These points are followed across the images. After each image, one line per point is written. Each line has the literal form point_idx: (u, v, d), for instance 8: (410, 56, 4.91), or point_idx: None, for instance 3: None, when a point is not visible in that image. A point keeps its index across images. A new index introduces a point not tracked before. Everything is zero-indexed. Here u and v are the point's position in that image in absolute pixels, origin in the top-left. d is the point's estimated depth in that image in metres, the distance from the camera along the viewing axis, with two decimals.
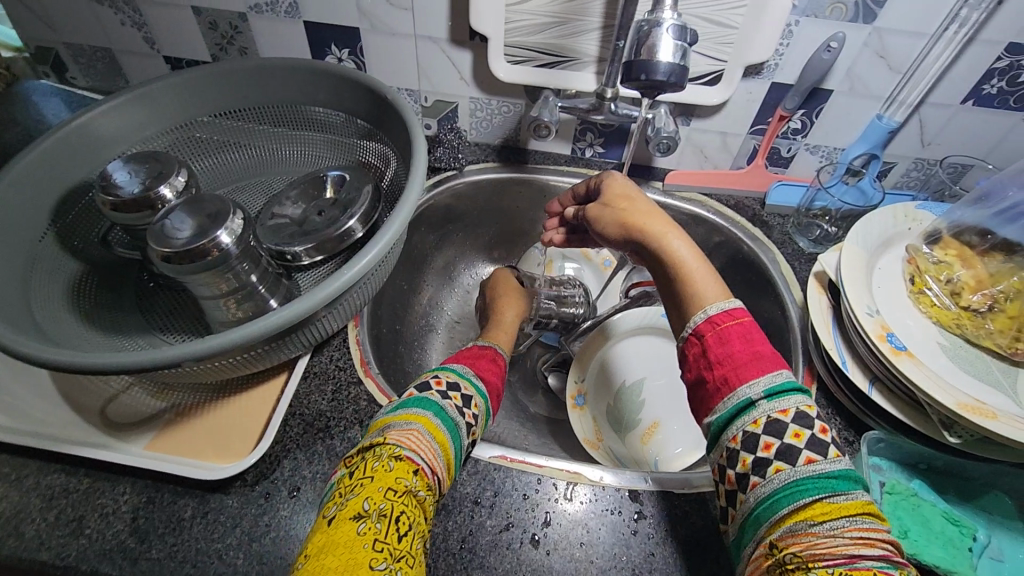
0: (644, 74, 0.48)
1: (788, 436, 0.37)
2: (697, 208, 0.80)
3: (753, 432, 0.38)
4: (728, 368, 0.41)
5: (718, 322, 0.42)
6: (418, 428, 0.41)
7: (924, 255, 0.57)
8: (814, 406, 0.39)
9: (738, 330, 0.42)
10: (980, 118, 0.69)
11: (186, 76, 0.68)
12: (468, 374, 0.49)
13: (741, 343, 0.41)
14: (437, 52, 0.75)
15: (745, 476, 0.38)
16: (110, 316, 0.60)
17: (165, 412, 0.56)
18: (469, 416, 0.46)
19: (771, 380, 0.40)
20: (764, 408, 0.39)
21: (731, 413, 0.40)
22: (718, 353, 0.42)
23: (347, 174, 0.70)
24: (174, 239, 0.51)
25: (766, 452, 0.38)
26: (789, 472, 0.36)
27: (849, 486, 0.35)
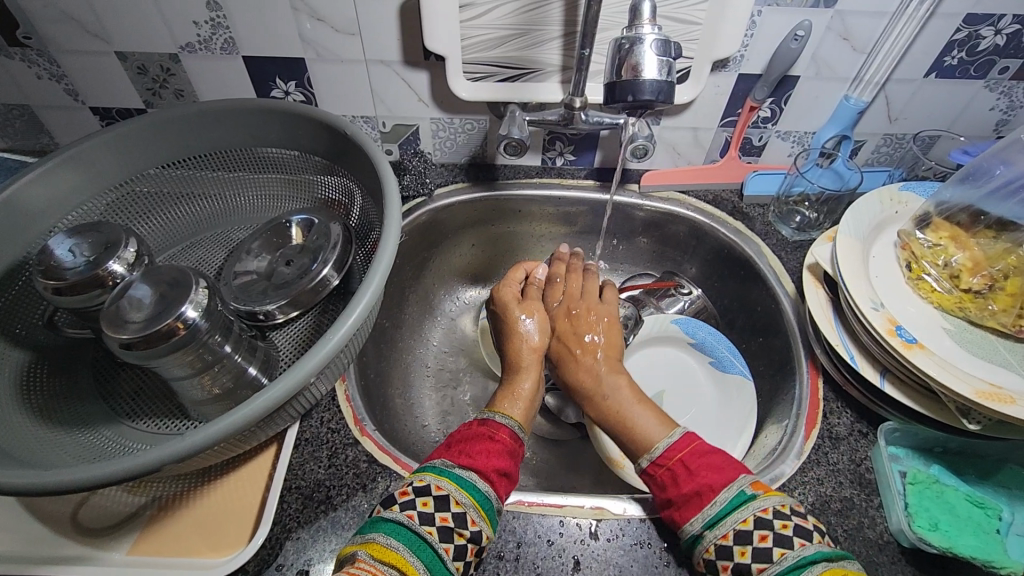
0: (631, 95, 0.47)
1: (775, 528, 0.42)
2: (675, 207, 0.79)
3: (723, 545, 0.43)
4: (682, 496, 0.47)
5: (666, 458, 0.49)
6: (363, 556, 0.40)
7: (917, 240, 0.57)
8: (788, 502, 0.44)
9: (683, 463, 0.48)
10: (944, 89, 0.68)
11: (121, 130, 0.61)
12: (446, 469, 0.47)
13: (688, 473, 0.47)
14: (391, 76, 0.70)
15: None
16: (67, 407, 0.54)
17: (146, 508, 0.50)
18: (442, 517, 0.43)
19: (716, 505, 0.45)
20: (710, 536, 0.44)
21: (719, 514, 0.44)
22: (682, 478, 0.48)
23: (313, 217, 0.66)
24: (130, 323, 0.45)
25: (740, 558, 0.42)
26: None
27: (800, 573, 0.39)
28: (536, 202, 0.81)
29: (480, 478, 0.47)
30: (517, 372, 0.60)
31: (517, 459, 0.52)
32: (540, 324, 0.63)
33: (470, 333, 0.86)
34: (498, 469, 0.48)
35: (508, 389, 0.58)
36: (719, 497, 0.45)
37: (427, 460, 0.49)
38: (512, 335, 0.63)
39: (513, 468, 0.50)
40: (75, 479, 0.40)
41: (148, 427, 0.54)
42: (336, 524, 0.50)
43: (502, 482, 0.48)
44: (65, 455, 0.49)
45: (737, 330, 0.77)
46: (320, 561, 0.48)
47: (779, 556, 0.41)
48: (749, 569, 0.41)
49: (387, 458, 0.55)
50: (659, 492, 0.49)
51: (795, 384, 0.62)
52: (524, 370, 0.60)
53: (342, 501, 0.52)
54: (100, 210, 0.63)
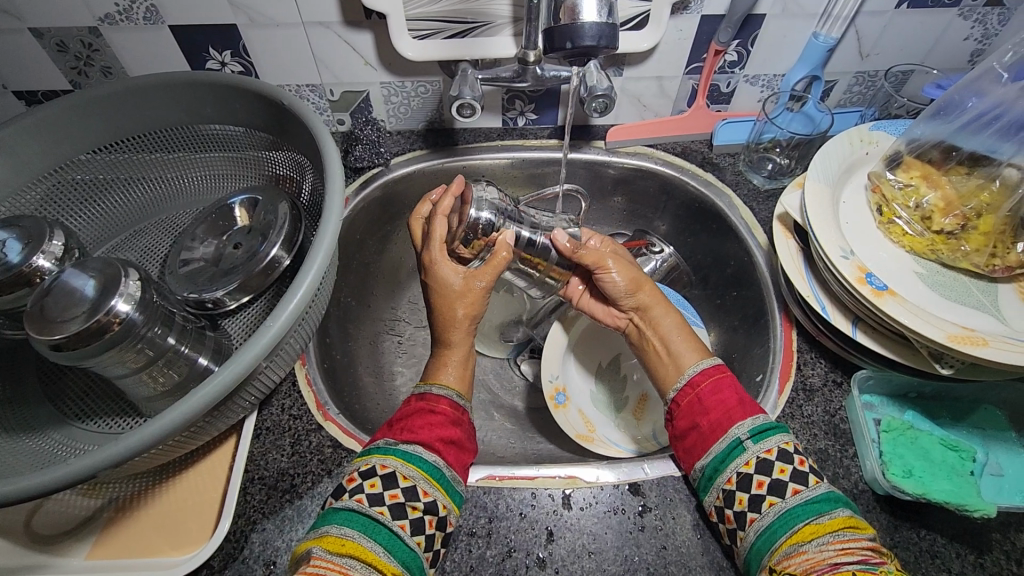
0: (570, 41, 0.44)
1: (773, 473, 0.43)
2: (643, 162, 0.75)
3: (767, 458, 0.44)
4: (725, 411, 0.48)
5: (712, 372, 0.51)
6: (316, 553, 0.39)
7: (888, 182, 0.55)
8: (792, 442, 0.45)
9: (724, 383, 0.50)
10: (915, 20, 0.65)
11: (42, 114, 0.57)
12: (389, 447, 0.45)
13: (731, 391, 0.49)
14: (333, 38, 0.66)
15: (759, 500, 0.43)
16: (10, 411, 0.51)
17: (103, 511, 0.49)
18: (392, 496, 0.42)
19: (759, 419, 0.47)
20: (755, 448, 0.45)
21: (724, 455, 0.46)
22: (711, 400, 0.49)
23: (258, 195, 0.62)
24: (56, 323, 0.43)
25: (778, 475, 0.43)
26: (785, 502, 0.42)
27: (832, 506, 0.41)
28: (499, 165, 0.78)
29: (426, 449, 0.45)
30: (445, 347, 0.54)
31: (463, 428, 0.49)
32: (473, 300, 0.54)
33: None
34: (442, 437, 0.47)
35: (440, 359, 0.54)
36: (765, 412, 0.47)
37: (374, 439, 0.48)
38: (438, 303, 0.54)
39: (459, 436, 0.48)
40: (10, 491, 0.37)
41: (100, 427, 0.52)
42: (302, 512, 0.49)
43: (450, 451, 0.47)
44: (10, 463, 0.47)
45: (711, 285, 0.75)
46: (287, 552, 0.47)
47: (815, 483, 0.42)
48: (783, 490, 0.43)
49: (352, 441, 0.53)
50: (688, 413, 0.50)
51: (769, 336, 0.61)
52: (457, 346, 0.54)
53: (307, 488, 0.50)
54: (31, 201, 0.59)
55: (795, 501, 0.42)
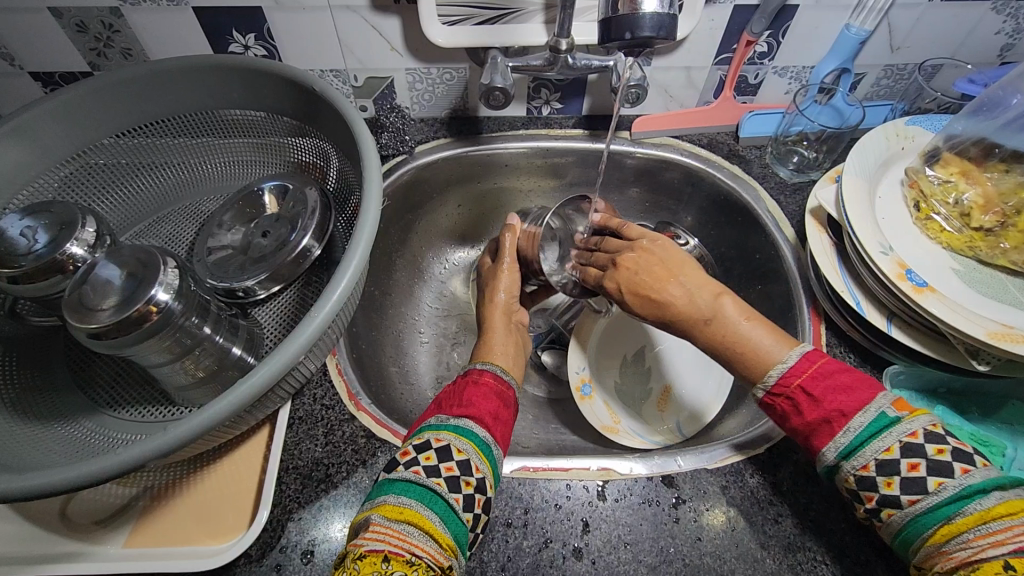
0: (630, 32, 0.44)
1: (880, 488, 0.40)
2: (669, 153, 0.75)
3: (865, 477, 0.41)
4: (807, 429, 0.44)
5: (783, 391, 0.45)
6: (376, 521, 0.39)
7: (926, 178, 0.55)
8: (891, 450, 0.40)
9: (804, 395, 0.44)
10: (950, 13, 0.64)
11: (64, 97, 0.55)
12: (442, 422, 0.47)
13: (814, 403, 0.43)
14: (359, 23, 0.64)
15: (876, 510, 0.41)
16: (41, 399, 0.50)
17: (138, 499, 0.49)
18: (447, 470, 0.43)
19: (849, 433, 0.42)
20: (849, 467, 0.42)
21: (829, 472, 0.44)
22: (794, 418, 0.45)
23: (287, 182, 0.62)
24: (97, 312, 0.42)
25: (886, 490, 0.40)
26: (904, 511, 0.39)
27: (964, 504, 0.37)
28: (523, 154, 0.77)
29: (477, 424, 0.47)
30: (491, 327, 0.62)
31: (507, 401, 0.52)
32: (509, 282, 0.67)
33: (462, 296, 0.83)
34: (491, 414, 0.49)
35: (485, 343, 0.59)
36: (854, 424, 0.41)
37: (420, 420, 0.49)
38: (491, 282, 0.68)
39: (506, 414, 0.50)
40: (58, 480, 0.37)
41: (132, 415, 0.52)
42: (338, 502, 0.49)
43: (498, 428, 0.48)
44: (46, 451, 0.46)
45: (734, 278, 0.75)
46: (324, 541, 0.47)
47: (937, 485, 0.38)
48: (899, 501, 0.40)
49: (385, 431, 0.53)
50: (780, 425, 0.46)
51: (797, 329, 0.61)
52: (499, 324, 0.62)
53: (342, 478, 0.50)
54: (54, 186, 0.58)
55: (919, 509, 0.39)
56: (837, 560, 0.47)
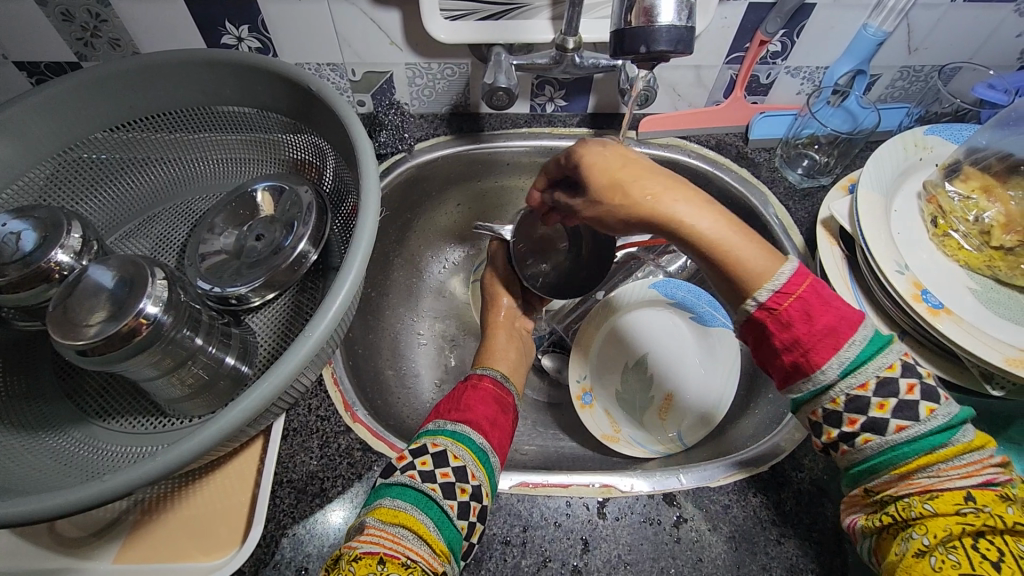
0: (644, 45, 0.42)
1: (871, 409, 0.36)
2: (676, 154, 0.73)
3: (860, 396, 0.36)
4: (808, 341, 0.36)
5: (780, 302, 0.36)
6: (372, 523, 0.38)
7: (946, 193, 0.54)
8: (893, 368, 0.36)
9: (800, 306, 0.37)
10: (971, 15, 0.62)
11: (49, 91, 0.53)
12: (438, 428, 0.46)
13: (822, 309, 0.36)
14: (358, 15, 0.62)
15: (850, 435, 0.37)
16: (27, 408, 0.49)
17: (128, 513, 0.47)
18: (443, 475, 0.42)
19: (852, 347, 0.36)
20: (843, 386, 0.37)
21: (808, 396, 0.38)
22: (784, 338, 0.37)
23: (283, 183, 0.60)
24: (83, 327, 0.41)
25: (875, 413, 0.36)
26: (884, 438, 0.36)
27: (950, 433, 0.36)
28: (525, 153, 0.74)
29: (474, 430, 0.46)
30: (494, 330, 0.60)
31: (506, 407, 0.50)
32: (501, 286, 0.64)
33: (461, 296, 0.81)
34: (488, 419, 0.47)
35: (488, 348, 0.58)
36: (862, 334, 0.36)
37: (424, 423, 0.47)
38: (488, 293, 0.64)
39: (502, 416, 0.49)
40: (53, 505, 0.37)
41: (123, 426, 0.50)
42: (330, 516, 0.48)
43: (494, 433, 0.47)
44: (34, 465, 0.45)
45: None
46: (318, 558, 0.46)
47: (927, 412, 0.36)
48: (885, 426, 0.36)
49: (380, 444, 0.52)
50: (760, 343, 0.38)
51: None
52: (501, 330, 0.60)
53: (338, 492, 0.49)
54: (40, 184, 0.55)
55: (904, 436, 0.36)
56: None
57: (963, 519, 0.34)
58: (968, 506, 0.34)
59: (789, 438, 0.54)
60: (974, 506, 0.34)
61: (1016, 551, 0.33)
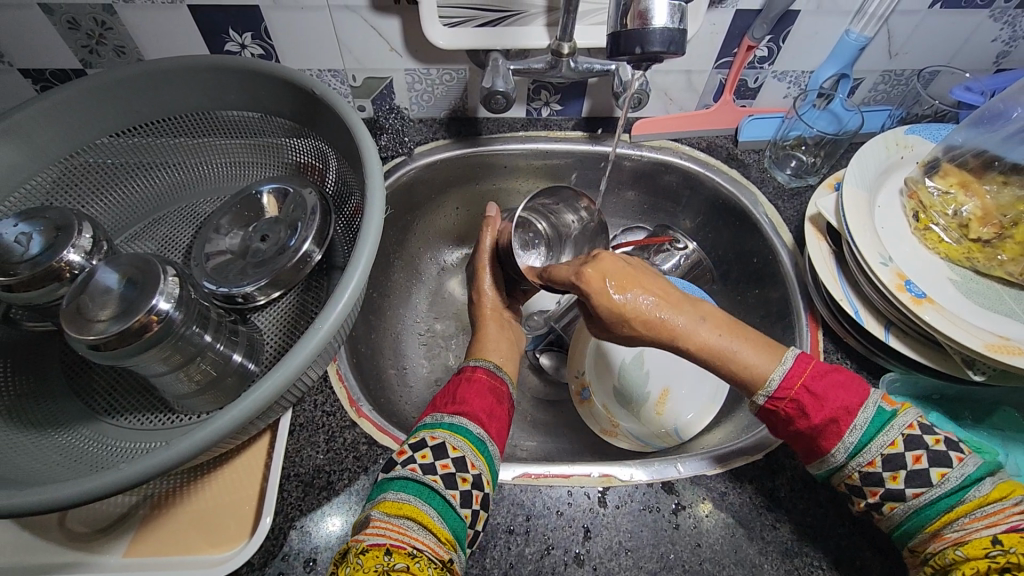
0: (638, 47, 0.44)
1: (885, 483, 0.42)
2: (668, 156, 0.75)
3: (871, 473, 0.43)
4: (823, 420, 0.44)
5: (784, 399, 0.44)
6: (376, 516, 0.40)
7: (926, 188, 0.56)
8: (894, 446, 0.42)
9: (806, 398, 0.44)
10: (947, 21, 0.65)
11: (58, 97, 0.54)
12: (437, 421, 0.47)
13: (816, 409, 0.44)
14: (359, 22, 0.63)
15: (878, 506, 0.44)
16: (37, 405, 0.49)
17: (138, 508, 0.48)
18: (444, 465, 0.43)
19: (856, 433, 0.43)
20: (855, 464, 0.43)
21: (828, 472, 0.45)
22: (797, 424, 0.45)
23: (287, 185, 0.61)
24: (97, 323, 0.42)
25: (891, 485, 0.42)
26: (908, 504, 0.42)
27: (966, 489, 0.40)
28: (523, 156, 0.76)
29: (472, 422, 0.47)
30: (483, 320, 0.62)
31: (503, 397, 0.51)
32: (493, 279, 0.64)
33: (459, 297, 0.83)
34: (485, 410, 0.49)
35: (480, 338, 0.59)
36: (860, 421, 0.43)
37: (424, 416, 0.49)
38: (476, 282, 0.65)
39: (502, 409, 0.50)
40: (67, 494, 0.38)
41: (131, 423, 0.51)
42: (337, 509, 0.49)
43: (493, 424, 0.48)
44: (44, 460, 0.46)
45: (732, 281, 0.75)
46: (326, 548, 0.47)
47: (939, 477, 0.41)
48: (902, 494, 0.42)
49: (385, 437, 0.53)
50: (780, 428, 0.46)
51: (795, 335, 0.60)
52: (490, 320, 0.62)
53: (344, 486, 0.50)
54: (47, 188, 0.56)
55: (921, 500, 0.42)
56: (833, 566, 0.48)
57: (989, 561, 0.38)
58: (995, 549, 0.38)
59: None
60: (1000, 549, 0.38)
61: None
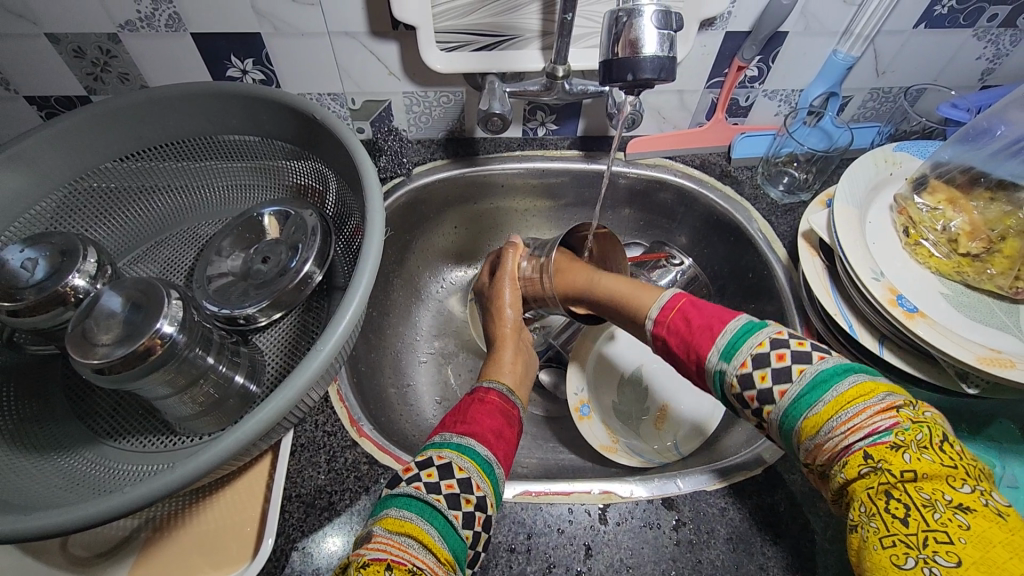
0: (630, 73, 0.45)
1: (756, 382, 0.41)
2: (663, 173, 0.76)
3: (745, 373, 0.41)
4: (691, 341, 0.45)
5: (665, 316, 0.48)
6: (379, 532, 0.40)
7: (915, 205, 0.58)
8: (763, 343, 0.42)
9: (681, 315, 0.47)
10: (932, 41, 0.66)
11: (62, 124, 0.55)
12: (445, 441, 0.47)
13: (687, 324, 0.46)
14: (358, 48, 0.65)
15: (758, 412, 0.42)
16: (40, 429, 0.50)
17: (140, 531, 0.48)
18: (448, 486, 0.43)
19: (727, 335, 0.43)
20: (731, 369, 0.42)
21: (717, 388, 0.44)
22: (678, 344, 0.47)
23: (289, 208, 0.62)
24: (101, 347, 0.42)
25: (761, 383, 0.41)
26: (778, 407, 0.40)
27: (824, 390, 0.38)
28: (520, 175, 0.78)
29: (480, 443, 0.47)
30: (501, 341, 0.61)
31: (512, 420, 0.52)
32: (512, 297, 0.65)
33: (459, 314, 0.84)
34: (494, 432, 0.49)
35: (494, 360, 0.58)
36: (729, 325, 0.44)
37: (433, 434, 0.49)
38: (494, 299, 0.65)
39: (507, 430, 0.51)
40: (72, 518, 0.38)
41: (132, 445, 0.51)
42: (338, 529, 0.49)
43: (500, 446, 0.48)
44: (47, 485, 0.46)
45: (727, 296, 0.76)
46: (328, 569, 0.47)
47: (799, 373, 0.40)
48: (772, 395, 0.40)
49: (386, 456, 0.54)
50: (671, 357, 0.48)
51: None
52: (508, 341, 0.61)
53: (345, 506, 0.50)
54: (50, 214, 0.57)
55: (801, 384, 0.39)
56: None
57: (865, 480, 0.35)
58: (867, 466, 0.35)
59: None
60: (872, 464, 0.35)
61: (921, 503, 0.33)
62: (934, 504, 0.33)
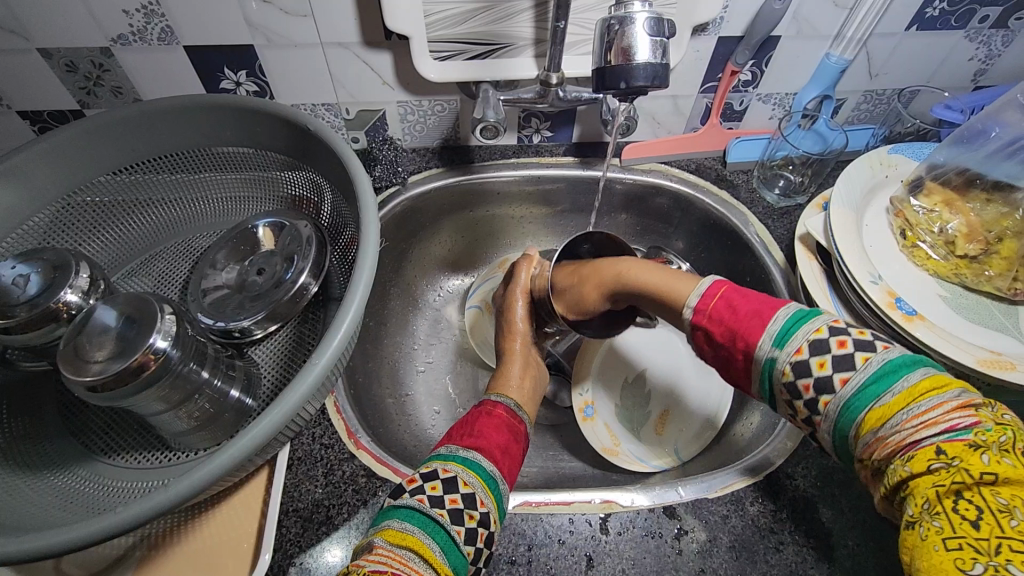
0: (623, 81, 0.45)
1: (813, 370, 0.38)
2: (658, 178, 0.76)
3: (800, 360, 0.38)
4: (739, 329, 0.41)
5: (707, 304, 0.44)
6: (381, 543, 0.39)
7: (912, 207, 0.58)
8: (820, 329, 0.38)
9: (724, 303, 0.43)
10: (924, 43, 0.66)
11: (55, 139, 0.55)
12: (451, 453, 0.46)
13: (733, 311, 0.42)
14: (351, 58, 0.65)
15: (812, 403, 0.38)
16: (33, 447, 0.49)
17: (135, 549, 0.48)
18: (452, 500, 0.42)
19: (779, 322, 0.40)
20: (784, 355, 0.39)
21: (765, 378, 0.40)
22: (721, 332, 0.43)
23: (283, 220, 0.62)
24: (94, 364, 0.42)
25: (819, 372, 0.37)
26: (838, 397, 0.37)
27: (892, 381, 0.35)
28: (515, 182, 0.78)
29: (485, 457, 0.46)
30: (509, 356, 0.60)
31: (519, 435, 0.51)
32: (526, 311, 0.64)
33: (456, 323, 0.83)
34: (499, 446, 0.48)
35: (502, 373, 0.58)
36: (780, 312, 0.40)
37: (439, 445, 0.48)
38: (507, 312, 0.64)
39: (513, 443, 0.50)
40: (64, 539, 0.38)
41: (128, 462, 0.51)
42: (336, 544, 0.48)
43: (505, 461, 0.48)
44: (41, 504, 0.45)
45: None
46: None
47: (863, 361, 0.37)
48: (832, 385, 0.37)
49: (384, 469, 0.53)
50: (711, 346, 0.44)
51: None
52: (517, 355, 0.60)
53: (344, 520, 0.50)
54: (43, 229, 0.57)
55: (850, 388, 0.36)
56: None
57: (933, 476, 0.32)
58: (939, 461, 0.32)
59: (782, 447, 0.55)
60: (945, 461, 0.32)
61: (997, 508, 0.30)
62: (1011, 511, 0.30)
